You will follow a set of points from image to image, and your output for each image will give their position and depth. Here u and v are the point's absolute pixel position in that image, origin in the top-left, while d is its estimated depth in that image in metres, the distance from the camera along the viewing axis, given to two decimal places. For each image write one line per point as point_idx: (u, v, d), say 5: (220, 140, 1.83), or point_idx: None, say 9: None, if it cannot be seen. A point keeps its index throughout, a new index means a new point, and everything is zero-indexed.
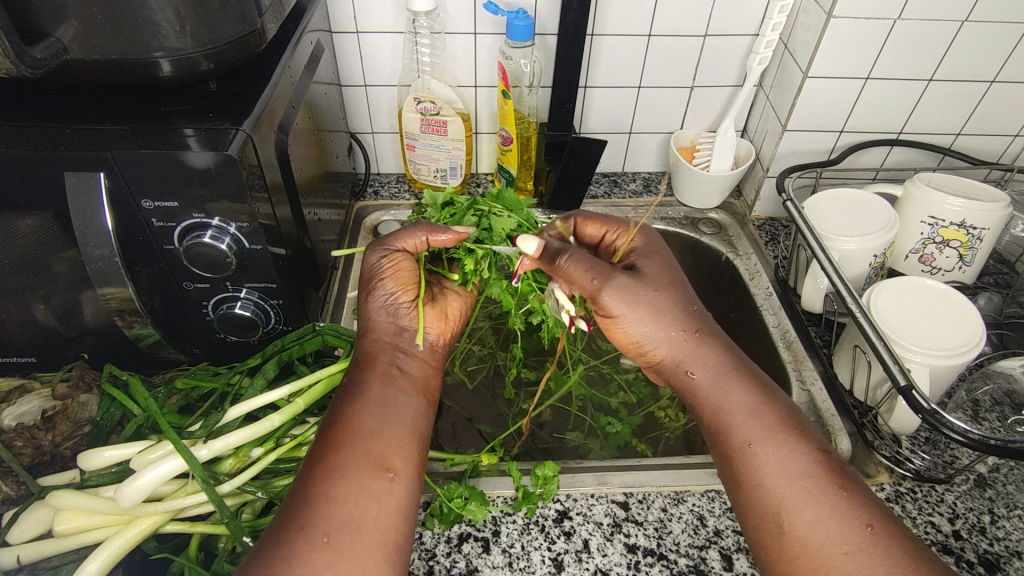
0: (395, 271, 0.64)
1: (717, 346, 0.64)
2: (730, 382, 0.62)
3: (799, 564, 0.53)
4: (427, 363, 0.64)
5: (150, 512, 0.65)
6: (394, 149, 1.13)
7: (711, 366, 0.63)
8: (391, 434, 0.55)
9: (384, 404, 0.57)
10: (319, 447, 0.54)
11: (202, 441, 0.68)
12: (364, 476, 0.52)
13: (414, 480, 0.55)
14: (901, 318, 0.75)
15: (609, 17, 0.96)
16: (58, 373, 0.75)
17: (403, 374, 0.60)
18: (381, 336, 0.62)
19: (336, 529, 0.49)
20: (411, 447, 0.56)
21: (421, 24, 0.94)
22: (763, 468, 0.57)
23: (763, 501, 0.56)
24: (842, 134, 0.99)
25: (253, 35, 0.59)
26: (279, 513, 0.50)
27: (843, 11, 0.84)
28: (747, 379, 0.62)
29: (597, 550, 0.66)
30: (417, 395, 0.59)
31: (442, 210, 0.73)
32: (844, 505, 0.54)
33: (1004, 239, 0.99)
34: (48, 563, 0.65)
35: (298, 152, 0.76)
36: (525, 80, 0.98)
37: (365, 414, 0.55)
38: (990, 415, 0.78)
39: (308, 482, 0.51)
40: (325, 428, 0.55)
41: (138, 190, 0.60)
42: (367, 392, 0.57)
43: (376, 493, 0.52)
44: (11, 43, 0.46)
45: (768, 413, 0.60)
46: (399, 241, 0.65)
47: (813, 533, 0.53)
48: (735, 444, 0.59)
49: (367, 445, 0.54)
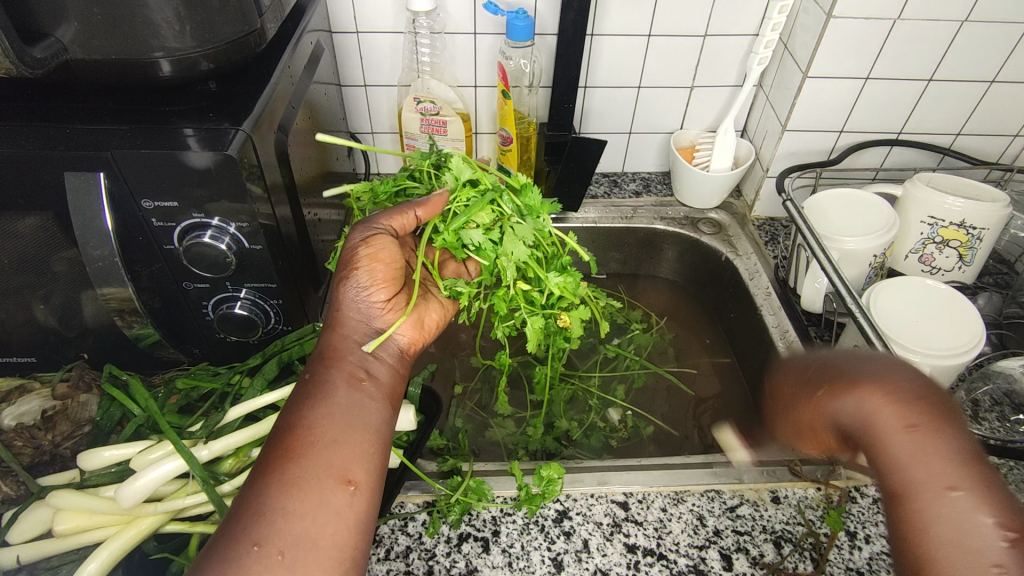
0: (370, 263, 0.63)
1: (894, 378, 0.51)
2: (901, 408, 0.49)
3: None
4: (394, 369, 0.63)
5: (151, 512, 0.66)
6: (395, 149, 1.13)
7: (882, 395, 0.50)
8: (352, 445, 0.54)
9: (348, 412, 0.55)
10: (277, 455, 0.52)
11: (202, 441, 0.69)
12: (323, 489, 0.51)
13: (375, 493, 0.54)
14: (901, 319, 0.75)
15: (609, 17, 0.96)
16: (58, 373, 0.75)
17: (369, 378, 0.59)
18: (346, 333, 0.61)
19: (292, 546, 0.48)
20: (374, 457, 0.55)
21: (421, 24, 0.94)
22: (939, 523, 0.44)
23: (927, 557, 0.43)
24: (842, 134, 0.99)
25: (253, 36, 0.59)
26: (228, 524, 0.49)
27: (843, 11, 0.84)
28: (923, 411, 0.48)
29: (597, 550, 0.66)
30: (383, 402, 0.58)
31: (461, 187, 0.69)
32: None
33: (1004, 239, 0.99)
34: (48, 563, 0.65)
35: (298, 152, 0.76)
36: (525, 80, 0.99)
37: (327, 421, 0.54)
38: (990, 415, 0.78)
39: (266, 492, 0.50)
40: (283, 433, 0.53)
41: (139, 190, 0.60)
42: (331, 395, 0.56)
43: (336, 506, 0.51)
44: (11, 43, 0.46)
45: (939, 455, 0.46)
46: (383, 221, 0.65)
47: None
48: (906, 492, 0.46)
49: (328, 455, 0.53)
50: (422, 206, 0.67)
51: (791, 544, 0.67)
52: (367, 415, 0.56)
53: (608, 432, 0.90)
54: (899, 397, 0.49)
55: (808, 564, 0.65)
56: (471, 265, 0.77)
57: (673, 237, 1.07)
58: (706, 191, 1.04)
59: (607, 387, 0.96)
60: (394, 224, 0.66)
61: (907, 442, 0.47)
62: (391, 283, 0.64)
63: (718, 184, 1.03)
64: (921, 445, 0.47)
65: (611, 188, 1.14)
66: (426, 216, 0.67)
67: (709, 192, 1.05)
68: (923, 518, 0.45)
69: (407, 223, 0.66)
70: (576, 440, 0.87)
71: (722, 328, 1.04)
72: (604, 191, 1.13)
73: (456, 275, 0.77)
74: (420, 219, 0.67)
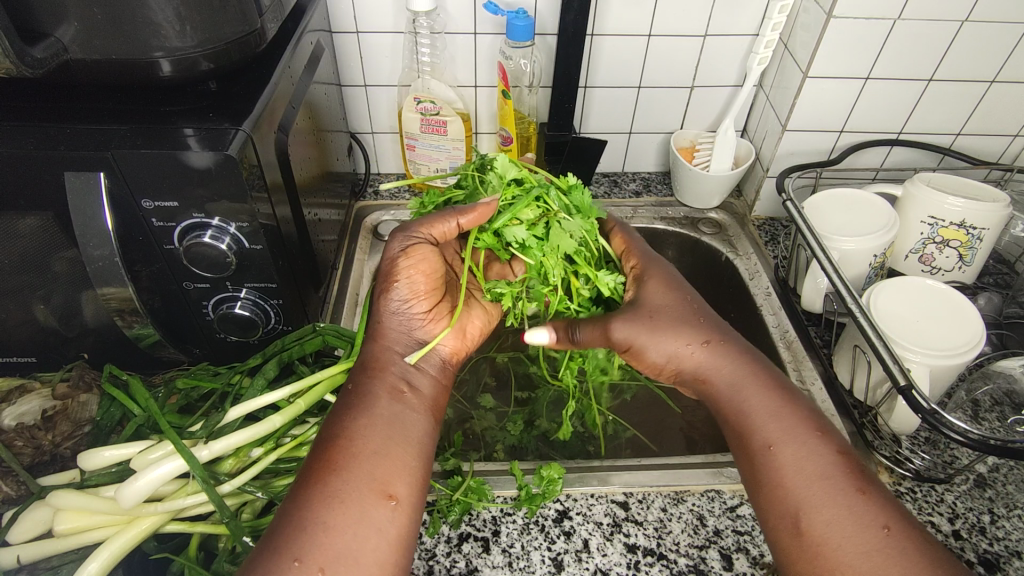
0: (409, 275, 0.63)
1: (739, 354, 0.63)
2: (749, 384, 0.61)
3: (820, 563, 0.51)
4: (439, 379, 0.63)
5: (151, 512, 0.65)
6: (395, 149, 1.13)
7: (732, 371, 0.63)
8: (394, 457, 0.54)
9: (390, 424, 0.56)
10: (319, 466, 0.52)
11: (202, 441, 0.68)
12: (365, 503, 0.51)
13: (416, 508, 0.54)
14: (901, 319, 0.75)
15: (609, 17, 0.96)
16: (58, 373, 0.75)
17: (411, 390, 0.59)
18: (389, 345, 0.62)
19: (333, 561, 0.48)
20: (416, 470, 0.55)
21: (421, 24, 0.94)
22: (793, 467, 0.56)
23: (789, 496, 0.55)
24: (842, 134, 0.99)
25: (253, 36, 0.59)
26: (270, 537, 0.49)
27: (842, 11, 0.84)
28: (771, 384, 0.61)
29: (597, 550, 0.66)
30: (425, 414, 0.59)
31: (506, 185, 0.69)
32: (861, 508, 0.52)
33: (1004, 239, 0.99)
34: (48, 563, 0.65)
35: (299, 152, 0.76)
36: (525, 80, 0.99)
37: (370, 433, 0.55)
38: (990, 415, 0.79)
39: (306, 503, 0.50)
40: (325, 444, 0.54)
41: (139, 190, 0.60)
42: (374, 407, 0.57)
43: (377, 520, 0.51)
44: (11, 43, 0.46)
45: (790, 415, 0.59)
46: (420, 229, 0.64)
47: (832, 532, 0.52)
48: (764, 446, 0.57)
49: (371, 467, 0.53)
50: (465, 215, 0.65)
51: None
52: (409, 426, 0.57)
53: (586, 436, 0.87)
54: (753, 379, 0.62)
55: None
56: (517, 266, 0.77)
57: (673, 237, 1.07)
58: (706, 191, 1.04)
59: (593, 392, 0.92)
60: (434, 233, 0.65)
61: (767, 404, 0.60)
62: (432, 294, 0.65)
63: (718, 184, 1.03)
64: (777, 408, 0.59)
65: (611, 188, 1.14)
66: (470, 224, 0.65)
67: (709, 192, 1.05)
68: (787, 459, 0.56)
69: (447, 232, 0.65)
70: (552, 441, 0.86)
71: None
72: (604, 191, 1.13)
73: (501, 276, 0.77)
74: (461, 228, 0.65)
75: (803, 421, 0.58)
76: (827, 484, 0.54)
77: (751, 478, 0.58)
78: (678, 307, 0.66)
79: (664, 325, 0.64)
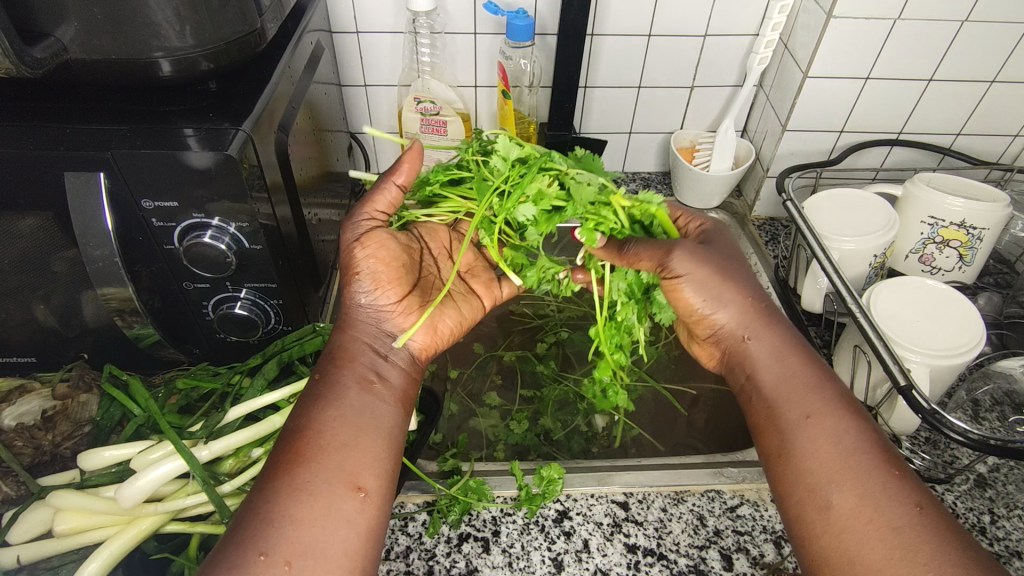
0: (371, 262, 0.63)
1: (778, 323, 0.63)
2: (786, 351, 0.61)
3: (846, 540, 0.50)
4: (407, 373, 0.63)
5: (151, 512, 0.66)
6: (395, 149, 1.13)
7: (771, 338, 0.62)
8: (363, 450, 0.54)
9: (360, 415, 0.56)
10: (286, 459, 0.52)
11: (202, 441, 0.69)
12: (333, 495, 0.51)
13: (385, 500, 0.54)
14: (901, 319, 0.75)
15: (609, 17, 0.96)
16: (58, 373, 0.75)
17: (381, 381, 0.59)
18: (357, 335, 0.62)
19: (299, 555, 0.47)
20: (386, 462, 0.55)
21: (421, 24, 0.94)
22: (824, 439, 0.54)
23: (815, 472, 0.53)
24: (842, 134, 0.99)
25: (253, 36, 0.59)
26: (233, 531, 0.48)
27: (842, 11, 0.84)
28: (805, 356, 0.60)
29: (597, 550, 0.66)
30: (395, 406, 0.59)
31: (512, 165, 0.64)
32: (895, 485, 0.51)
33: (1004, 239, 0.99)
34: (48, 563, 0.65)
35: (298, 152, 0.76)
36: (525, 80, 0.99)
37: (338, 425, 0.54)
38: (990, 415, 0.78)
39: (273, 495, 0.50)
40: (292, 437, 0.54)
41: (138, 190, 0.60)
42: (343, 397, 0.56)
43: (345, 513, 0.50)
44: (11, 43, 0.46)
45: (824, 388, 0.58)
46: (367, 214, 0.65)
47: (864, 507, 0.50)
48: (793, 416, 0.57)
49: (340, 460, 0.53)
50: (398, 174, 0.65)
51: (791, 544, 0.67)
52: (379, 417, 0.56)
53: (590, 437, 0.88)
54: (789, 351, 0.61)
55: None
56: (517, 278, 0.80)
57: None
58: (706, 191, 1.04)
59: None
60: (378, 207, 0.65)
61: (803, 376, 0.59)
62: (398, 283, 0.64)
63: (718, 184, 1.03)
64: (812, 379, 0.58)
65: None
66: (407, 183, 0.66)
67: (709, 192, 1.05)
68: (822, 431, 0.55)
69: (390, 199, 0.66)
70: (555, 441, 0.86)
71: None
72: None
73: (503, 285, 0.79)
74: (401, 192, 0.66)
75: (832, 395, 0.57)
76: (861, 460, 0.53)
77: (773, 449, 0.57)
78: (728, 267, 0.64)
79: (715, 278, 0.63)
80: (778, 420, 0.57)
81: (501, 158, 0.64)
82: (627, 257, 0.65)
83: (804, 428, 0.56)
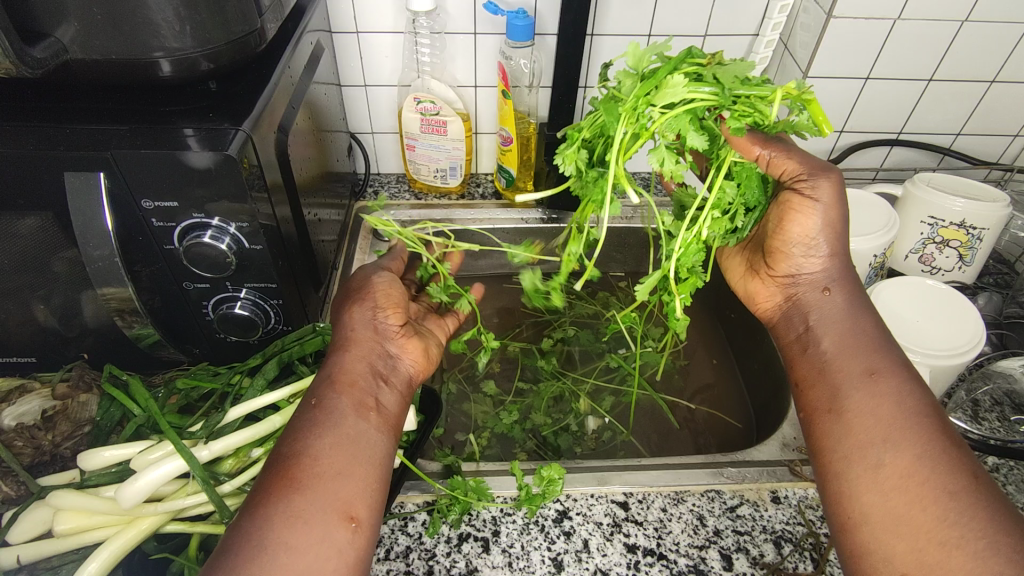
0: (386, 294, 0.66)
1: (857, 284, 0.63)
2: (859, 308, 0.61)
3: (892, 498, 0.52)
4: (401, 397, 0.63)
5: (151, 512, 0.66)
6: (395, 149, 1.13)
7: (850, 292, 0.63)
8: (357, 476, 0.54)
9: (357, 442, 0.55)
10: (281, 485, 0.52)
11: (202, 441, 0.69)
12: (328, 524, 0.51)
13: (375, 529, 0.54)
14: (901, 318, 0.75)
15: (609, 17, 0.96)
16: (58, 373, 0.75)
17: (377, 408, 0.59)
18: (361, 350, 0.62)
19: None
20: (377, 492, 0.55)
21: (421, 24, 0.95)
22: (881, 400, 0.56)
23: (864, 433, 0.55)
24: (842, 134, 0.99)
25: (253, 36, 0.59)
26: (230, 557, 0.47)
27: (842, 11, 0.83)
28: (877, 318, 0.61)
29: (597, 550, 0.66)
30: (386, 434, 0.58)
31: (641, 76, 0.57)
32: (953, 452, 0.52)
33: (1004, 239, 1.00)
34: (48, 563, 0.65)
35: (298, 152, 0.76)
36: (525, 80, 0.99)
37: (336, 452, 0.54)
38: (990, 415, 0.78)
39: (268, 524, 0.49)
40: (282, 464, 0.53)
41: (139, 191, 0.60)
42: (339, 424, 0.56)
43: (338, 542, 0.50)
44: (11, 43, 0.46)
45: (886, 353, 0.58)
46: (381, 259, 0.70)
47: (918, 465, 0.52)
48: (851, 374, 0.58)
49: (336, 489, 0.52)
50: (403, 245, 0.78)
51: (791, 544, 0.67)
52: (375, 447, 0.56)
53: (579, 437, 0.88)
54: (860, 309, 0.62)
55: (809, 564, 0.65)
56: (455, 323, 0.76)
57: None
58: None
59: (596, 394, 0.94)
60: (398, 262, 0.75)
61: (869, 336, 0.60)
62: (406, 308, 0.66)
63: None
64: (876, 340, 0.59)
65: None
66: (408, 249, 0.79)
67: None
68: (881, 391, 0.56)
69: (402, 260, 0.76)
70: (550, 438, 0.86)
71: (722, 329, 1.05)
72: None
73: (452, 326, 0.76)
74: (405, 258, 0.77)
75: (894, 359, 0.58)
76: (918, 424, 0.54)
77: (823, 403, 0.58)
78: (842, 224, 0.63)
79: (841, 224, 0.62)
80: (835, 375, 0.59)
81: (631, 71, 0.58)
82: (772, 149, 0.61)
83: (868, 384, 0.57)
